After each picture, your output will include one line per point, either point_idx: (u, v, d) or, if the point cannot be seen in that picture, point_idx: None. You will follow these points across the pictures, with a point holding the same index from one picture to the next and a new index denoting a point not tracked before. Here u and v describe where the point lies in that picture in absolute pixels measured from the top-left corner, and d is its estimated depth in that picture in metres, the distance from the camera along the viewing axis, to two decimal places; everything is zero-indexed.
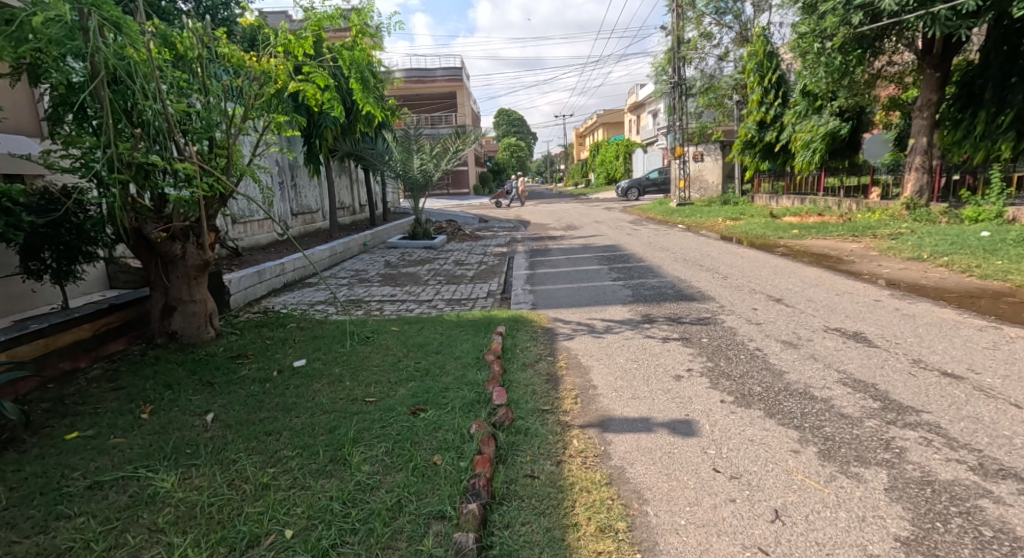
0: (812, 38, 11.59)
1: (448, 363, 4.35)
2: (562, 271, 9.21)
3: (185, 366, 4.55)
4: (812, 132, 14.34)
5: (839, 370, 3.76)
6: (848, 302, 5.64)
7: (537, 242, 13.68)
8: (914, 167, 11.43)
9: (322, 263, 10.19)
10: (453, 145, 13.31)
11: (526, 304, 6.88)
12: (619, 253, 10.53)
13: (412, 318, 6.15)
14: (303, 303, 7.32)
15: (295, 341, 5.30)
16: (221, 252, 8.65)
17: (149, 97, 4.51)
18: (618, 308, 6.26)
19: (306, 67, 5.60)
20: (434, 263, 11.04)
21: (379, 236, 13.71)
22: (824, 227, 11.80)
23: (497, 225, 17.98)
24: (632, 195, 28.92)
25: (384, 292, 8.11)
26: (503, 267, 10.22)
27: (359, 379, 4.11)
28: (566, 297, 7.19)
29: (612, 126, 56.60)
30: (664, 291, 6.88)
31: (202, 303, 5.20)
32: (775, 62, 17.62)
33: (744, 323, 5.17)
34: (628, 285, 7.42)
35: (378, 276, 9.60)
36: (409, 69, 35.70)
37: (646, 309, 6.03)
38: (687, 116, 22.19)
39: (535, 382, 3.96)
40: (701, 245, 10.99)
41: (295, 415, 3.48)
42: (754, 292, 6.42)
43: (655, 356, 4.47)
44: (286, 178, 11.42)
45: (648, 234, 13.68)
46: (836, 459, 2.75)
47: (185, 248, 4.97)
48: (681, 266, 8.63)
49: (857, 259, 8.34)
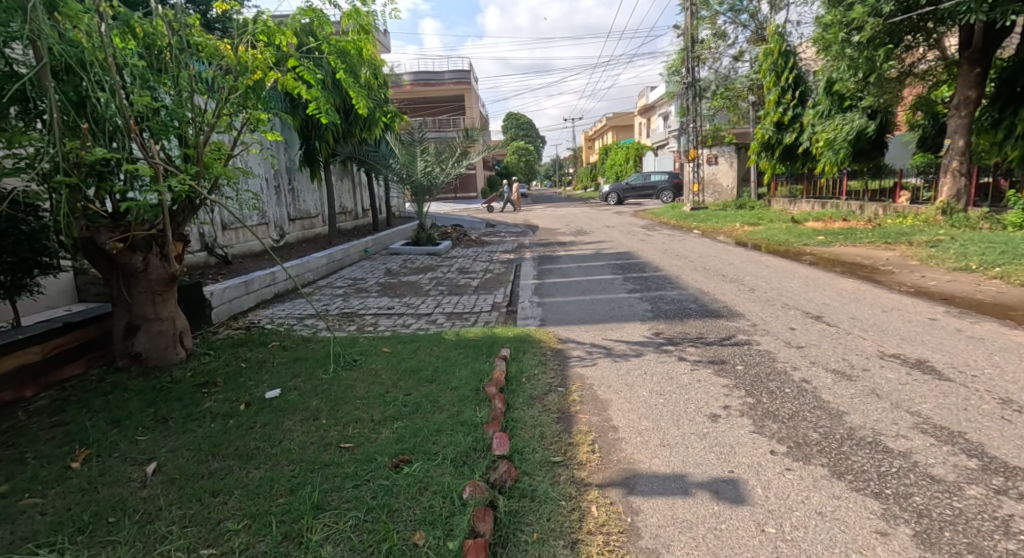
0: (838, 30, 10.95)
1: (442, 397, 3.72)
2: (573, 281, 8.60)
3: (143, 395, 3.92)
4: (836, 131, 13.59)
5: (913, 412, 3.13)
6: (899, 321, 5.00)
7: (547, 248, 13.09)
8: (949, 171, 10.74)
9: (319, 270, 9.62)
10: (460, 148, 12.73)
11: (534, 319, 6.27)
12: (634, 261, 9.89)
13: (407, 337, 5.54)
14: (293, 317, 6.74)
15: (274, 363, 4.70)
16: (209, 259, 8.10)
17: (104, 89, 3.93)
18: (636, 325, 5.63)
19: (287, 56, 4.99)
20: (438, 271, 10.48)
21: (381, 242, 13.17)
22: (852, 233, 11.13)
23: (504, 229, 17.39)
24: (612, 200, 28.45)
25: (381, 305, 7.52)
26: (511, 276, 9.63)
27: (338, 415, 3.50)
28: (577, 310, 6.57)
29: (621, 129, 56.04)
30: (686, 305, 6.25)
31: (170, 321, 4.57)
32: (792, 61, 16.91)
33: (783, 346, 4.54)
34: (646, 298, 6.81)
35: (377, 286, 9.02)
36: (417, 72, 35.19)
37: (667, 328, 5.40)
38: (700, 118, 21.54)
39: (544, 423, 3.34)
40: (720, 252, 10.36)
41: (255, 465, 2.88)
42: (787, 308, 5.79)
43: (683, 388, 3.85)
44: (282, 180, 10.89)
45: (663, 240, 13.05)
46: (942, 550, 2.14)
47: (148, 259, 4.34)
48: (702, 276, 7.99)
49: (896, 269, 7.70)
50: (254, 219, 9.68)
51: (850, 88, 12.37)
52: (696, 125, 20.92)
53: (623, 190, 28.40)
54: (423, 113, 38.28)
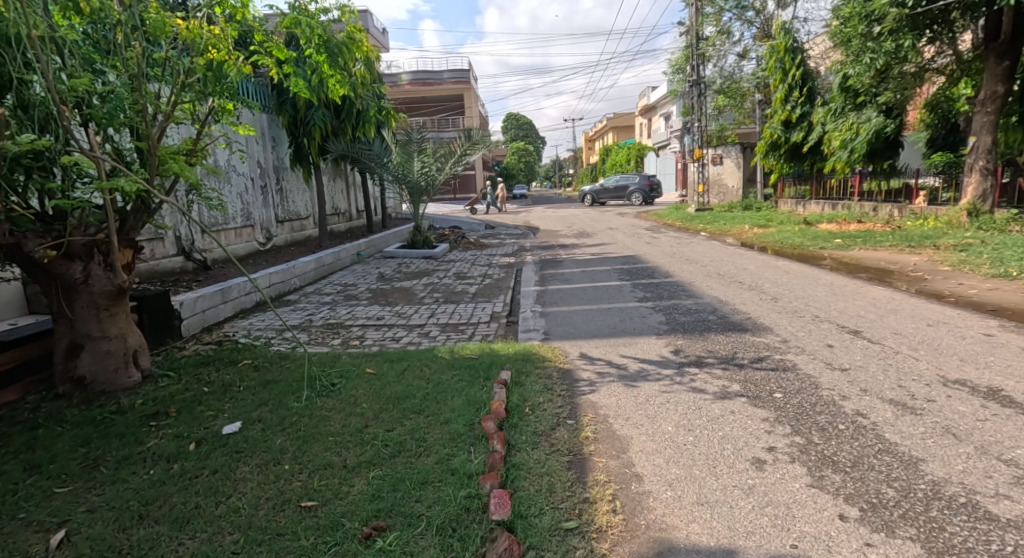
0: (857, 22, 10.39)
1: (430, 435, 3.14)
2: (577, 287, 8.02)
3: (78, 430, 3.34)
4: (850, 130, 12.98)
5: (1007, 461, 2.56)
6: (951, 338, 4.41)
7: (549, 251, 12.51)
8: (975, 170, 10.14)
9: (307, 275, 9.04)
10: (458, 148, 12.13)
11: (537, 332, 5.67)
12: (642, 266, 9.30)
13: (395, 354, 4.95)
14: (271, 329, 6.15)
15: (244, 386, 4.13)
16: (186, 265, 7.55)
17: (32, 70, 3.37)
18: (650, 341, 5.03)
19: (253, 32, 4.39)
20: (433, 276, 9.90)
21: (376, 245, 12.59)
22: (871, 236, 10.56)
23: (504, 232, 16.82)
24: (585, 200, 28.28)
25: (370, 314, 6.94)
26: (510, 281, 9.04)
27: (304, 458, 2.93)
28: (583, 322, 5.97)
29: (621, 129, 55.48)
30: (705, 318, 5.65)
31: (120, 339, 4.00)
32: (800, 58, 16.27)
33: (823, 368, 3.94)
34: (659, 309, 6.23)
35: (368, 293, 8.44)
36: (415, 72, 34.62)
37: (686, 345, 4.81)
38: (705, 117, 20.95)
39: (552, 471, 2.77)
40: (733, 256, 9.77)
41: (188, 538, 2.33)
42: (818, 321, 5.20)
43: (715, 422, 3.26)
44: (271, 180, 10.31)
45: (670, 243, 12.46)
46: None
47: (88, 269, 3.78)
48: (717, 283, 7.40)
49: (928, 276, 7.12)
50: (238, 221, 9.13)
51: (865, 84, 11.81)
52: (701, 125, 20.35)
53: (599, 192, 28.19)
54: (423, 114, 37.71)
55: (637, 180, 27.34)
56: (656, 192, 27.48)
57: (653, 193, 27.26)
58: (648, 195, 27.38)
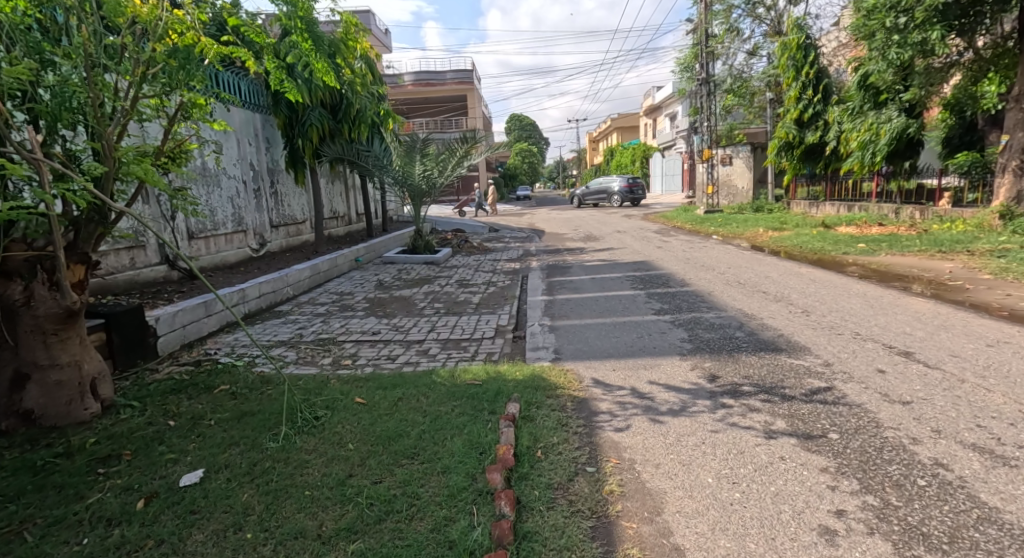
0: (882, 13, 9.88)
1: (425, 492, 2.65)
2: (587, 297, 7.50)
3: (13, 479, 2.85)
4: (870, 130, 12.35)
5: None
6: (1020, 361, 3.90)
7: (555, 256, 11.99)
8: (1008, 170, 9.67)
9: (301, 284, 8.54)
10: (460, 150, 11.59)
11: (547, 350, 5.16)
12: (655, 273, 8.78)
13: (389, 379, 4.43)
14: (257, 347, 5.65)
15: (217, 417, 3.62)
16: (171, 274, 7.06)
17: None
18: (674, 363, 4.51)
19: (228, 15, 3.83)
20: (435, 283, 9.40)
21: (375, 249, 12.08)
22: (896, 240, 10.01)
23: (509, 235, 16.30)
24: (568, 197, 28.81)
25: (366, 328, 6.45)
26: (516, 290, 8.54)
27: (271, 527, 2.44)
28: (597, 338, 5.45)
29: (626, 130, 54.88)
30: (732, 335, 5.13)
31: (74, 368, 3.49)
32: (814, 55, 15.69)
33: (880, 399, 3.43)
34: (680, 323, 5.72)
35: (365, 303, 7.96)
36: (417, 72, 34.11)
37: (716, 368, 4.30)
38: (714, 116, 20.40)
39: (571, 545, 2.33)
40: (751, 262, 9.24)
41: None
42: (860, 339, 4.67)
43: (764, 472, 2.75)
44: (265, 183, 9.80)
45: (683, 248, 11.94)
46: None
47: (30, 290, 3.31)
48: (740, 293, 6.88)
49: (969, 285, 6.61)
50: (228, 226, 8.64)
51: (888, 81, 11.25)
52: (710, 124, 19.80)
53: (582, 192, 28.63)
54: (425, 115, 37.20)
55: (618, 181, 27.36)
56: (636, 195, 27.42)
57: (633, 195, 27.11)
58: (630, 196, 27.28)
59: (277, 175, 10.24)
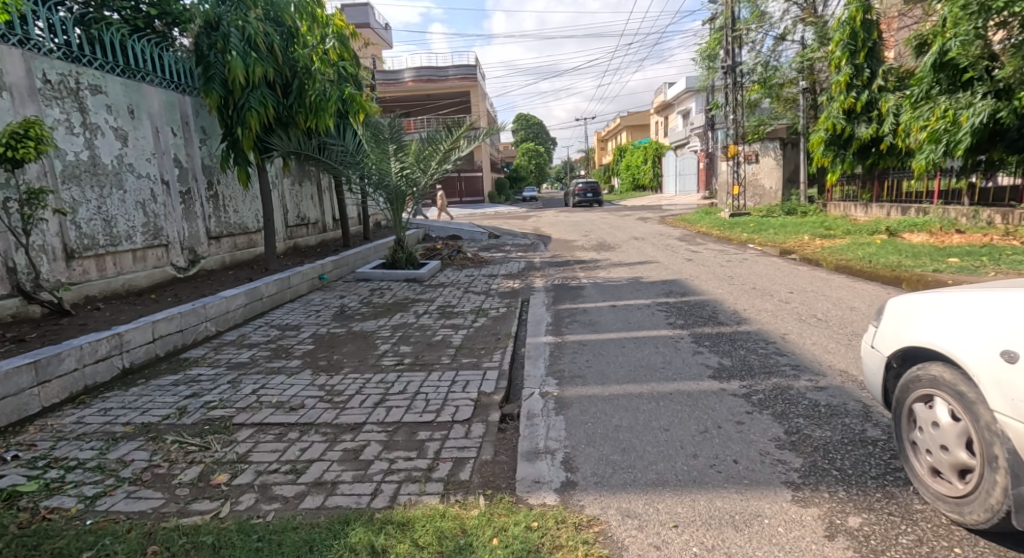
0: None
1: None
2: (607, 339, 5.44)
3: None
4: (944, 118, 10.11)
5: None
6: None
7: (563, 269, 9.95)
8: None
9: (232, 315, 6.50)
10: (445, 144, 9.56)
11: (553, 459, 3.12)
12: (696, 300, 6.68)
13: (255, 553, 2.41)
14: (95, 442, 3.58)
15: None
16: (34, 309, 5.20)
17: None
18: (788, 519, 2.45)
19: None
20: (410, 310, 7.38)
21: (347, 262, 10.02)
22: (999, 252, 7.91)
23: (510, 241, 14.35)
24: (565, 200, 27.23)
25: (286, 394, 4.40)
26: (512, 321, 6.49)
27: None
28: (633, 433, 3.35)
29: (638, 129, 52.75)
30: (864, 439, 3.04)
31: None
32: (875, 34, 13.38)
33: None
34: (759, 401, 3.65)
35: (307, 344, 5.92)
36: (420, 69, 32.38)
37: (885, 544, 2.29)
38: (740, 108, 18.25)
39: None
40: (817, 284, 7.17)
41: None
42: None
43: None
44: (197, 183, 7.72)
45: (717, 260, 9.85)
46: None
47: None
48: (831, 339, 4.79)
49: None
50: (137, 239, 6.61)
51: (972, 58, 9.65)
52: (736, 118, 17.70)
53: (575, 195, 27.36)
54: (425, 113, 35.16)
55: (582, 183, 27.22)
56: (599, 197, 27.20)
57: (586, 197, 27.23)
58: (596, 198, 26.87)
59: (216, 173, 8.16)
